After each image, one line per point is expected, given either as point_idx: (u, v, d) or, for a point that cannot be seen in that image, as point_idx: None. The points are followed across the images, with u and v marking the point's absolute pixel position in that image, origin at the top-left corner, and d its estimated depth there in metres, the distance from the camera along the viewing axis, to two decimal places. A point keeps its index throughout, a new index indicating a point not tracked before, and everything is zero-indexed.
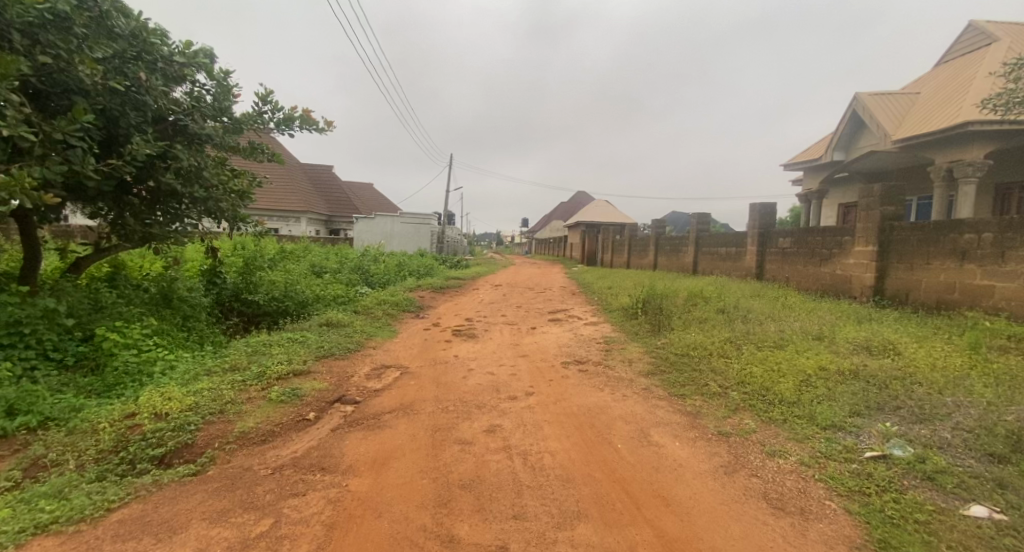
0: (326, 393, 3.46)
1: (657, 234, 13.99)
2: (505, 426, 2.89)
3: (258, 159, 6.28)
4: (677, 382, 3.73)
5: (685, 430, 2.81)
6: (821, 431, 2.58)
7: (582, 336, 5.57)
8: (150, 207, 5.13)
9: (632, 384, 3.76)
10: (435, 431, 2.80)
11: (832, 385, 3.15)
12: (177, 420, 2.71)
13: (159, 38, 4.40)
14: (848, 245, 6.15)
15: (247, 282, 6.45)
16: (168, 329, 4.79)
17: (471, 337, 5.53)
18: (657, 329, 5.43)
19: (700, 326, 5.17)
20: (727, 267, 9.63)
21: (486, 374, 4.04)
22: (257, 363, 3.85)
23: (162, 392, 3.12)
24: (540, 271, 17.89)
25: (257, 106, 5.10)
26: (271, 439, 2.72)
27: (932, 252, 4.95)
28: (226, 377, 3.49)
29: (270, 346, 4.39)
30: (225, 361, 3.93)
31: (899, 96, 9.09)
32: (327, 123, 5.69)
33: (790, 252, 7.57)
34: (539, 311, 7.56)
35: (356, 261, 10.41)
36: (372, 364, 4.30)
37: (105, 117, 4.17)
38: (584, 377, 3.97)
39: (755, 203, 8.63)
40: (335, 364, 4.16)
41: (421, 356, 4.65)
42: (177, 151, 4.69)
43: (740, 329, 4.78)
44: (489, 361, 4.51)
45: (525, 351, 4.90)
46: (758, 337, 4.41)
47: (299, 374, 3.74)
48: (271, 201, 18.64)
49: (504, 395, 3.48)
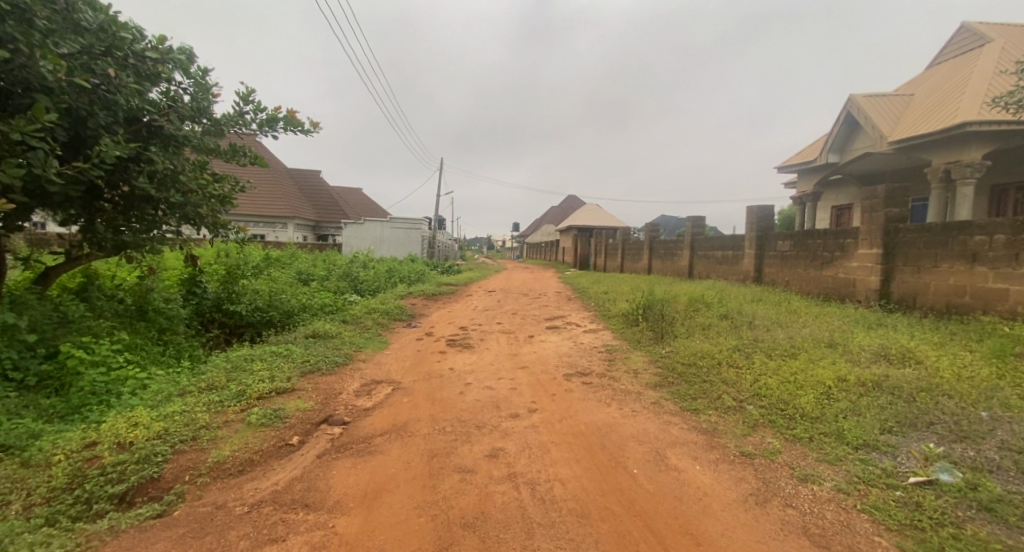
0: (313, 415, 3.18)
1: (651, 238, 13.88)
2: (508, 450, 2.64)
3: (240, 163, 5.98)
4: (687, 395, 3.52)
5: (704, 451, 2.59)
6: (854, 451, 2.40)
7: (582, 344, 5.34)
8: (123, 213, 4.81)
9: (641, 398, 3.53)
10: (432, 458, 2.55)
11: (855, 397, 2.97)
12: (142, 450, 2.39)
13: (130, 32, 4.08)
14: (851, 247, 6.02)
15: (230, 292, 6.13)
16: (141, 345, 4.45)
17: (467, 348, 5.27)
18: (660, 337, 5.22)
19: (705, 334, 4.96)
20: (725, 270, 9.51)
21: (484, 390, 3.78)
22: (236, 381, 3.54)
23: (128, 417, 2.79)
24: (533, 276, 17.68)
25: (238, 106, 4.81)
26: (249, 470, 2.44)
27: (940, 255, 4.84)
28: (202, 398, 3.18)
29: (251, 361, 4.08)
30: (202, 378, 3.61)
31: (892, 98, 9.06)
32: (314, 124, 5.46)
33: (789, 256, 7.44)
34: (535, 318, 7.32)
35: (345, 268, 10.10)
36: (361, 379, 4.03)
37: (72, 117, 3.85)
38: (588, 390, 3.74)
39: (752, 205, 8.51)
40: (322, 380, 3.87)
41: (414, 369, 4.39)
42: (151, 153, 4.38)
43: (748, 336, 4.59)
44: (487, 373, 4.26)
45: (524, 362, 4.65)
46: (767, 345, 4.22)
47: (281, 393, 3.45)
48: (256, 206, 18.23)
49: (505, 413, 3.23)
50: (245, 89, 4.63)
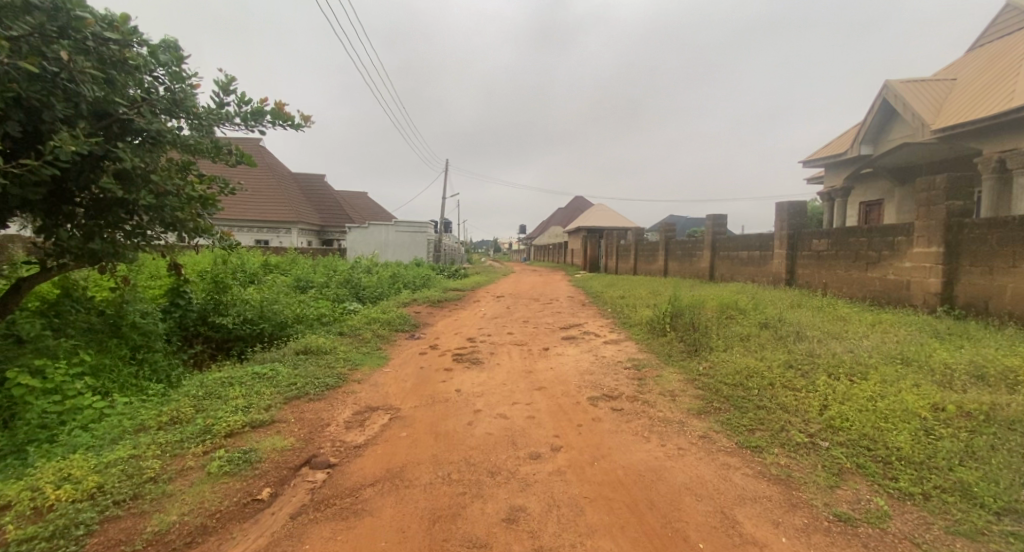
0: (291, 457, 2.63)
1: (667, 238, 13.25)
2: (531, 511, 2.06)
3: (227, 162, 5.48)
4: (743, 427, 2.93)
5: (786, 512, 2.00)
6: (997, 519, 1.78)
7: (604, 359, 4.74)
8: (94, 218, 4.29)
9: (685, 430, 2.95)
10: (434, 524, 1.97)
11: (967, 435, 2.36)
12: (60, 520, 1.85)
13: (88, 11, 3.56)
14: (903, 246, 5.38)
15: (217, 303, 5.62)
16: (110, 366, 3.93)
17: (476, 364, 4.71)
18: (694, 351, 4.61)
19: (746, 346, 4.36)
20: (751, 271, 8.89)
21: (497, 419, 3.21)
22: (205, 413, 3.00)
23: (60, 467, 2.24)
24: (542, 279, 17.14)
25: (218, 97, 4.31)
26: (200, 541, 1.87)
27: (1018, 253, 4.20)
28: (160, 437, 2.65)
29: (229, 386, 3.55)
30: (166, 409, 3.08)
31: (932, 83, 8.37)
32: (304, 118, 4.95)
33: (826, 255, 6.80)
34: (549, 327, 6.72)
35: (346, 274, 9.60)
36: (354, 406, 3.47)
37: (23, 108, 3.34)
38: (621, 420, 3.16)
39: (782, 202, 7.87)
40: (307, 408, 3.33)
41: (416, 392, 3.83)
42: (120, 150, 3.84)
43: (799, 350, 3.98)
44: (499, 396, 3.69)
45: (541, 382, 4.07)
46: (826, 362, 3.61)
47: (257, 427, 2.91)
48: (260, 212, 18.03)
49: (522, 453, 2.67)
50: (224, 77, 4.14)
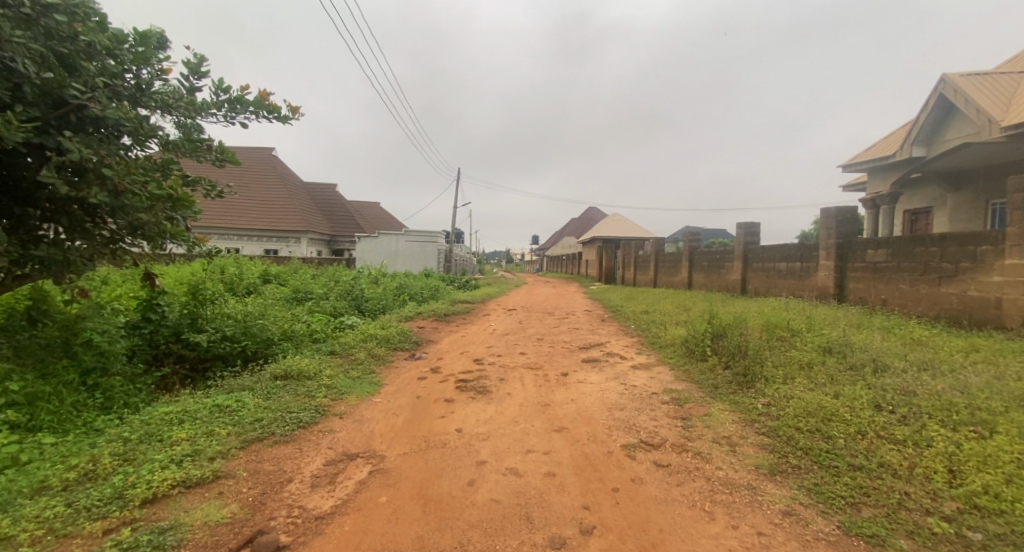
0: (226, 537, 1.91)
1: (691, 248, 12.43)
2: None
3: (208, 161, 4.87)
4: (840, 501, 2.13)
5: None
6: None
7: (635, 390, 3.98)
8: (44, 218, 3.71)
9: (760, 503, 2.18)
10: None
11: None
12: None
13: None
14: (990, 257, 4.54)
15: (194, 318, 5.01)
16: (51, 395, 3.31)
17: (482, 393, 3.99)
18: (745, 382, 3.83)
19: (812, 377, 3.58)
20: (791, 285, 8.04)
21: (505, 477, 2.46)
22: (129, 468, 2.34)
23: None
24: (557, 292, 16.33)
25: (188, 81, 3.74)
26: None
27: None
28: (53, 507, 1.99)
29: (176, 425, 2.90)
30: (84, 461, 2.42)
31: (995, 76, 7.49)
32: (292, 108, 4.38)
33: (884, 267, 5.96)
34: (566, 347, 5.97)
35: (347, 284, 8.98)
36: (327, 453, 2.76)
37: None
38: (667, 482, 2.41)
39: (828, 208, 7.02)
40: (268, 457, 2.65)
41: (407, 433, 3.11)
42: (62, 140, 3.18)
43: (885, 385, 3.17)
44: (509, 441, 2.95)
45: (561, 420, 3.32)
46: (928, 403, 2.81)
47: (191, 488, 2.23)
48: (269, 221, 17.72)
49: (541, 538, 1.92)
50: (194, 57, 3.58)
